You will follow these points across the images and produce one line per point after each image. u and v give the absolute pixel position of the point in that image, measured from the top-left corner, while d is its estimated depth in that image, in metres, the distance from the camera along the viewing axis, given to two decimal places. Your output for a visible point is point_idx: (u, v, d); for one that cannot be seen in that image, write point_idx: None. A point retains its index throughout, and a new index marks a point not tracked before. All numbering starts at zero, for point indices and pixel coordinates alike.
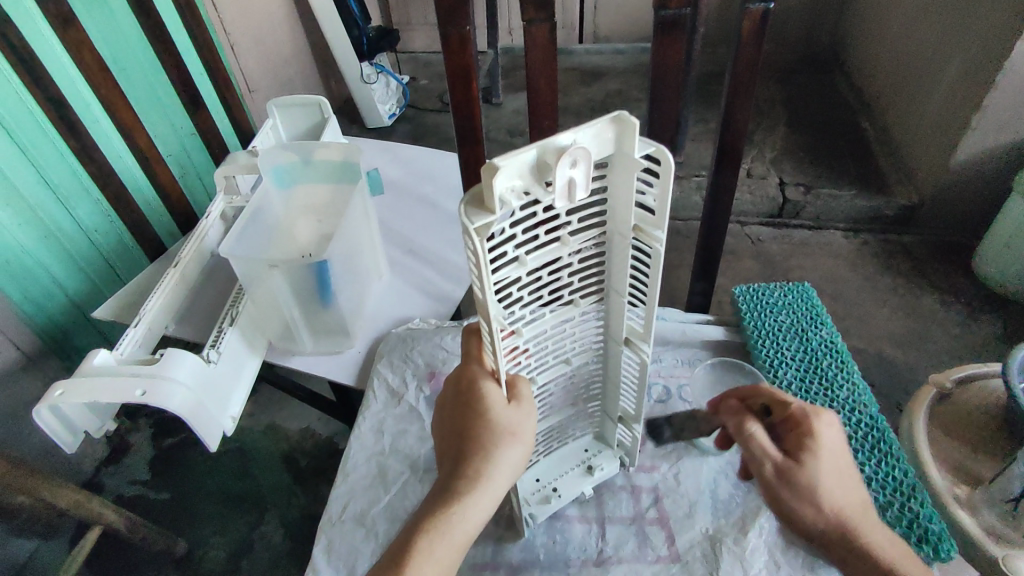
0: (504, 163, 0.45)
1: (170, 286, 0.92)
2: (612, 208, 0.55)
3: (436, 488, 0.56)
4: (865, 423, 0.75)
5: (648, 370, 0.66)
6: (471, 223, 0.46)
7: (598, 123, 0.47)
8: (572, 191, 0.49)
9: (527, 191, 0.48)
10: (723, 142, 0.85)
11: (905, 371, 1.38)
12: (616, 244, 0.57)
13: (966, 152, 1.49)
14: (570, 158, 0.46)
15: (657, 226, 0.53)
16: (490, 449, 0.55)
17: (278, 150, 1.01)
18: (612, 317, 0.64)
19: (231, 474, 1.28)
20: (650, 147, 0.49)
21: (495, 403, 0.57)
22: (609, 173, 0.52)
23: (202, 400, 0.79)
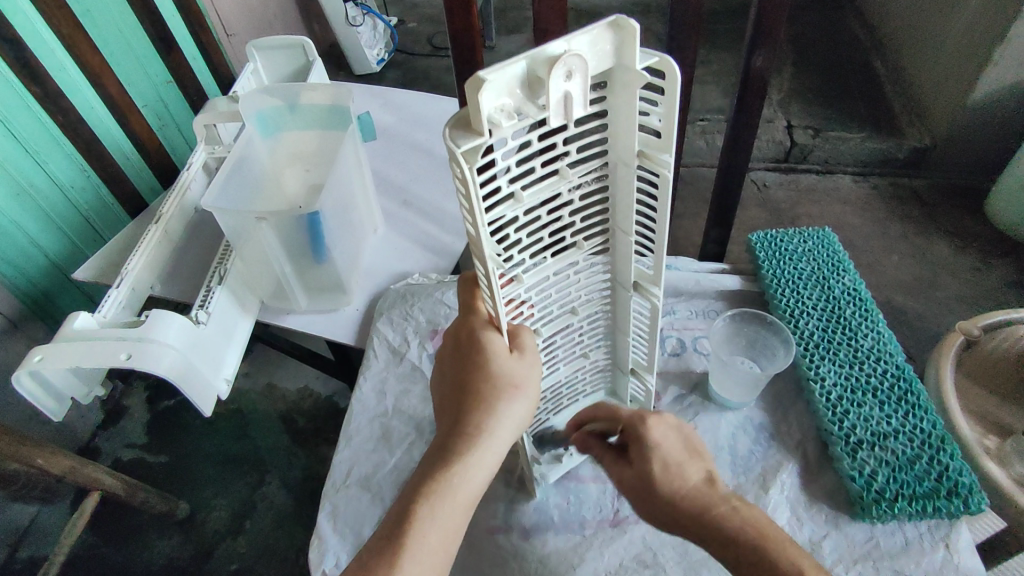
0: (489, 76, 0.39)
1: (153, 243, 0.86)
2: (614, 135, 0.49)
3: (435, 448, 0.52)
4: (892, 374, 0.72)
5: (660, 318, 0.61)
6: (457, 146, 0.41)
7: (594, 29, 0.40)
8: (568, 110, 0.43)
9: (518, 111, 0.42)
10: (745, 77, 0.77)
11: (914, 320, 1.35)
12: (621, 176, 0.51)
13: (985, 89, 1.43)
14: (564, 69, 0.40)
15: (664, 150, 0.47)
16: (491, 404, 0.51)
17: (261, 94, 0.93)
18: (620, 262, 0.59)
19: (229, 436, 1.25)
20: (652, 58, 0.43)
21: (497, 354, 0.52)
22: (609, 92, 0.46)
23: (193, 363, 0.75)
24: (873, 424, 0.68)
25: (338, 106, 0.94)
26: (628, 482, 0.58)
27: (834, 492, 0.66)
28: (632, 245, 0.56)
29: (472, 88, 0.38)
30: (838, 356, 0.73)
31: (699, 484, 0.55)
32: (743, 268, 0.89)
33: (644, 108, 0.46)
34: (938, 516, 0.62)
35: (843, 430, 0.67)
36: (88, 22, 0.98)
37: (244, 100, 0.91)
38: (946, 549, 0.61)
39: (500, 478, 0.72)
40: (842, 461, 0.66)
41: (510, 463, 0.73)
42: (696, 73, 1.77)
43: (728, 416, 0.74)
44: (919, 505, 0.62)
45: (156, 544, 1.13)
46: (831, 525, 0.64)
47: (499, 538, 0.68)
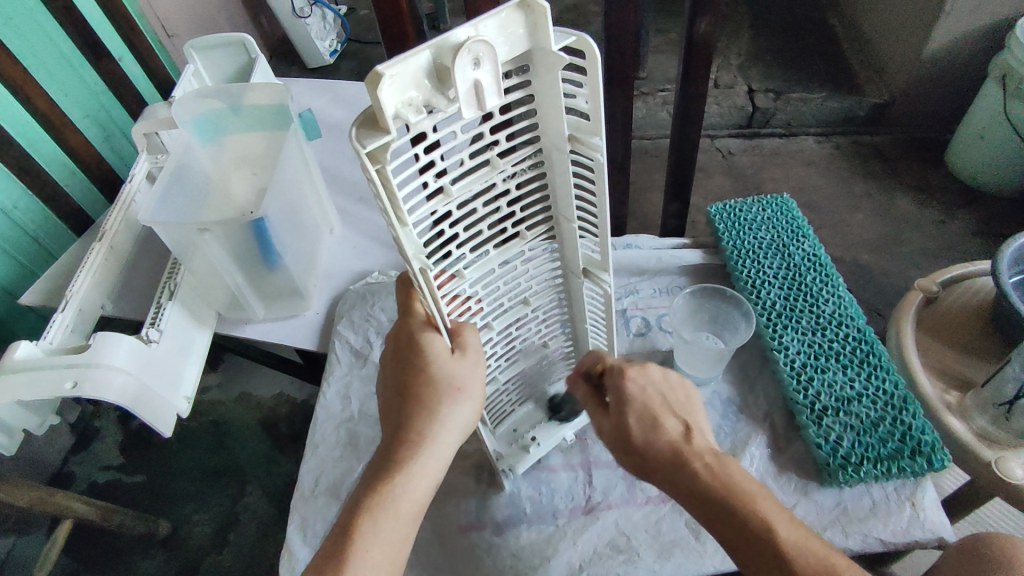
0: (389, 71, 0.37)
1: (98, 263, 0.82)
2: (543, 119, 0.47)
3: (379, 456, 0.51)
4: (853, 338, 0.72)
5: (613, 302, 0.60)
6: (364, 146, 0.39)
7: (500, 12, 0.39)
8: (482, 98, 0.41)
9: (427, 103, 0.40)
10: (690, 44, 0.75)
11: (880, 277, 1.36)
12: (556, 162, 0.50)
13: (939, 39, 1.42)
14: (470, 56, 0.38)
15: (594, 133, 0.46)
16: (433, 409, 0.51)
17: (199, 98, 0.89)
18: (568, 249, 0.57)
19: (205, 449, 1.22)
20: (570, 37, 0.42)
21: (435, 356, 0.51)
22: (532, 76, 0.44)
23: (147, 383, 0.72)
24: (837, 389, 0.68)
25: (280, 106, 0.90)
26: (607, 432, 0.59)
27: (802, 461, 0.67)
28: (576, 232, 0.55)
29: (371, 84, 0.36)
30: (801, 324, 0.73)
31: (676, 437, 0.55)
32: (704, 242, 0.88)
33: (569, 91, 0.45)
34: (903, 476, 0.63)
35: (808, 398, 0.67)
36: (12, 35, 0.91)
37: (176, 106, 0.87)
38: (912, 508, 0.62)
39: (471, 474, 0.71)
40: (808, 429, 0.66)
41: (479, 459, 0.72)
42: (653, 42, 1.74)
43: (695, 393, 0.73)
44: (883, 467, 0.62)
45: (138, 565, 1.11)
46: (799, 495, 0.65)
47: (472, 536, 0.67)
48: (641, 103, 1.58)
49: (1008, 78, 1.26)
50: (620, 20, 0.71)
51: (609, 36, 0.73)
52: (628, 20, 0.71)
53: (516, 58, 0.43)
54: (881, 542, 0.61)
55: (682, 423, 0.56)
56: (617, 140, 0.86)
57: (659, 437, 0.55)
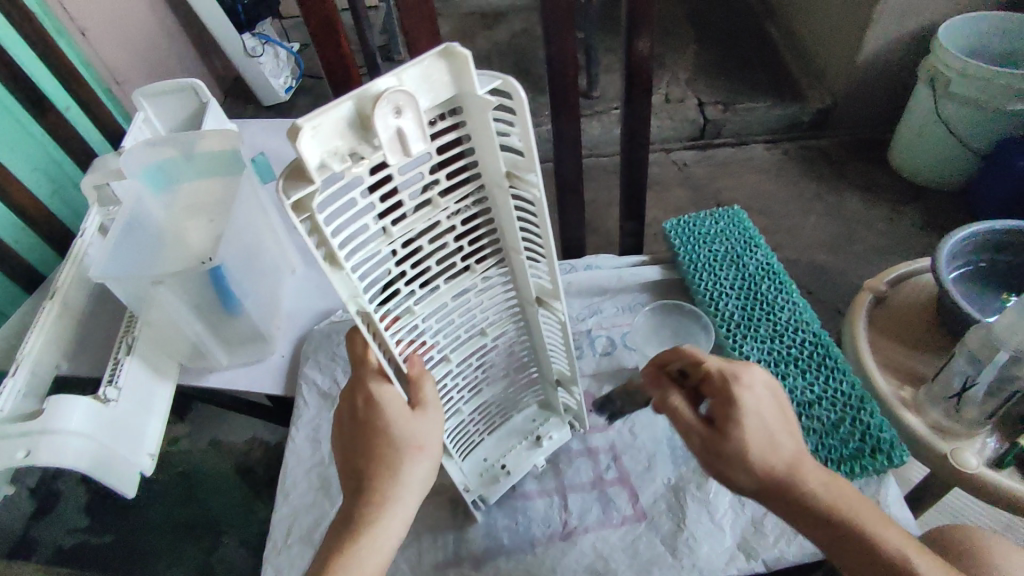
0: (309, 123, 0.38)
1: (50, 321, 0.80)
2: (481, 158, 0.49)
3: (341, 515, 0.51)
4: (810, 342, 0.74)
5: (569, 328, 0.62)
6: (289, 197, 0.39)
7: (423, 62, 0.41)
8: (406, 145, 0.42)
9: (353, 152, 0.41)
10: (630, 69, 0.78)
11: (837, 276, 1.40)
12: (497, 197, 0.51)
13: (871, 46, 1.49)
14: (391, 105, 0.40)
15: (531, 170, 0.47)
16: (393, 467, 0.51)
17: (149, 147, 0.88)
18: (518, 278, 0.59)
19: (175, 501, 1.12)
20: (496, 81, 0.44)
21: (394, 414, 0.52)
22: (465, 118, 0.46)
23: (107, 444, 0.70)
24: (798, 394, 0.69)
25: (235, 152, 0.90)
26: (700, 442, 0.54)
27: None
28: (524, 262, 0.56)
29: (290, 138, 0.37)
30: (759, 333, 0.75)
31: (791, 452, 0.52)
32: (661, 257, 0.91)
33: (502, 129, 0.47)
34: (866, 474, 0.65)
35: None
36: None
37: (126, 155, 0.85)
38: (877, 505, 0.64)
39: (446, 509, 0.71)
40: None
41: (453, 493, 0.72)
42: (603, 62, 1.78)
43: None
44: (846, 468, 0.65)
45: None
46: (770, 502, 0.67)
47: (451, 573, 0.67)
48: (596, 122, 1.61)
49: (936, 79, 1.34)
50: (561, 50, 0.73)
51: (551, 66, 0.75)
52: (568, 50, 0.73)
53: (445, 102, 0.45)
54: None
55: (793, 436, 0.53)
56: (569, 164, 0.87)
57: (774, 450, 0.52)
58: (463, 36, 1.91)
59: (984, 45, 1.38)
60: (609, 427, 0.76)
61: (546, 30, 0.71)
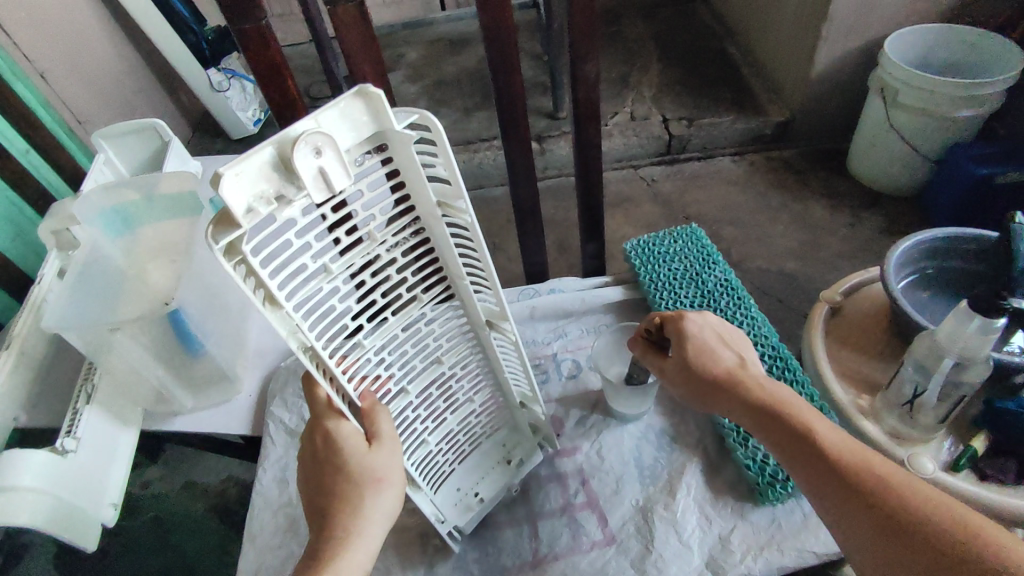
0: (231, 169, 0.38)
1: (5, 373, 0.78)
2: (413, 190, 0.50)
3: (305, 557, 0.50)
4: (769, 355, 0.77)
5: (522, 348, 0.63)
6: (217, 242, 0.39)
7: (338, 103, 0.42)
8: (330, 181, 0.43)
9: (279, 193, 0.42)
10: (579, 97, 0.80)
11: (804, 282, 1.42)
12: (434, 226, 0.52)
13: (822, 60, 1.54)
14: (310, 146, 0.41)
15: (460, 197, 0.49)
16: (356, 503, 0.52)
17: (104, 191, 0.88)
18: (466, 304, 0.60)
19: (147, 550, 1.07)
20: (413, 115, 0.45)
21: (350, 447, 0.52)
22: (391, 152, 0.47)
23: (66, 499, 0.69)
24: None
25: (194, 194, 0.91)
26: (673, 372, 0.63)
27: (735, 483, 0.70)
28: (467, 288, 0.57)
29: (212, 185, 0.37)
30: None
31: (730, 365, 0.60)
32: (623, 277, 0.92)
33: (428, 161, 0.48)
34: None
35: (732, 421, 0.72)
36: None
37: (81, 200, 0.85)
38: None
39: (416, 543, 0.70)
40: (737, 451, 0.70)
41: (422, 527, 0.71)
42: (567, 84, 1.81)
43: (629, 429, 0.77)
44: None
45: None
46: (736, 518, 0.68)
47: None
48: (562, 142, 1.63)
49: (885, 90, 1.39)
50: (510, 82, 0.75)
51: (500, 98, 0.76)
52: (515, 84, 0.75)
53: (369, 139, 0.46)
54: (815, 554, 0.64)
55: (736, 356, 0.62)
56: (526, 191, 0.89)
57: (718, 364, 0.61)
58: (430, 62, 1.94)
59: (925, 57, 1.44)
60: (577, 451, 0.76)
61: (492, 66, 0.73)
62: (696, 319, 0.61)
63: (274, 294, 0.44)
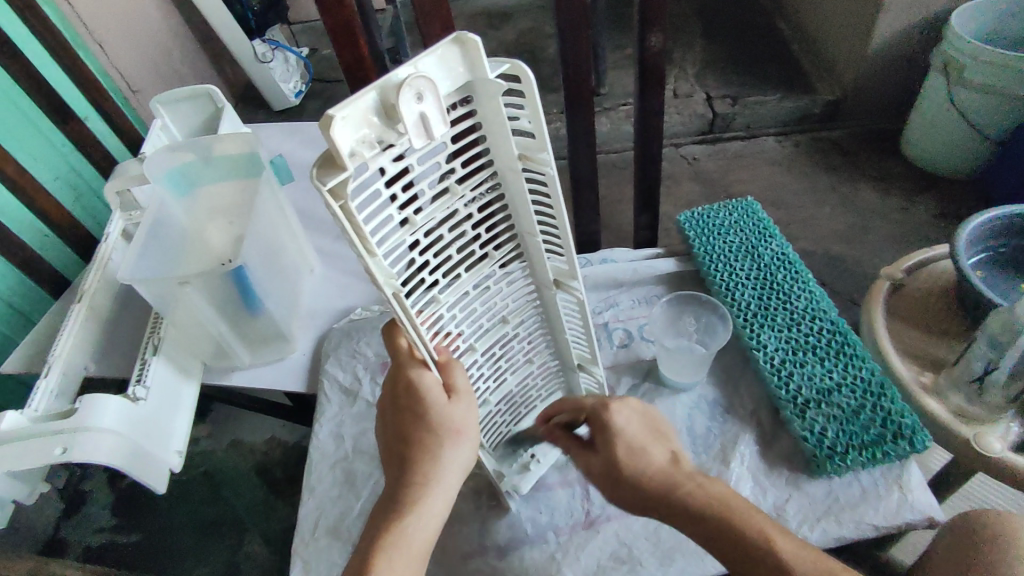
0: (340, 111, 0.39)
1: (78, 323, 0.81)
2: (494, 144, 0.51)
3: (386, 504, 0.52)
4: (828, 330, 0.76)
5: (587, 306, 0.63)
6: (324, 183, 0.40)
7: (438, 50, 0.42)
8: (428, 128, 0.44)
9: (380, 139, 0.42)
10: (642, 63, 0.78)
11: (851, 265, 1.38)
12: (512, 181, 0.53)
13: (881, 36, 1.49)
14: (413, 91, 0.41)
15: (542, 150, 0.49)
16: (435, 450, 0.53)
17: (168, 153, 0.89)
18: (536, 263, 0.61)
19: (198, 501, 1.11)
20: (503, 65, 0.45)
21: (431, 397, 0.53)
22: (477, 103, 0.48)
23: (137, 443, 0.71)
24: (818, 381, 0.71)
25: (254, 155, 0.91)
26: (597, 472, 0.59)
27: (791, 455, 0.70)
28: (540, 245, 0.58)
29: (323, 125, 0.38)
30: (777, 322, 0.77)
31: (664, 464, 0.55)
32: (676, 249, 0.92)
33: (512, 112, 0.48)
34: (890, 460, 0.66)
35: (790, 393, 0.71)
36: None
37: (150, 161, 0.87)
38: (901, 490, 0.65)
39: (470, 500, 0.72)
40: (793, 424, 0.69)
41: (477, 484, 0.73)
42: (610, 59, 1.78)
43: (682, 398, 0.77)
44: (869, 453, 0.65)
45: None
46: (792, 489, 0.68)
47: (476, 562, 0.68)
48: (605, 118, 1.61)
49: (950, 67, 1.32)
50: (573, 48, 0.74)
51: (565, 62, 0.75)
52: (580, 49, 0.74)
53: (459, 89, 0.46)
54: (874, 527, 0.64)
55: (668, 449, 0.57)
56: (583, 161, 0.88)
57: (647, 465, 0.56)
58: (471, 36, 1.92)
59: (993, 31, 1.37)
60: None
61: (558, 29, 0.72)
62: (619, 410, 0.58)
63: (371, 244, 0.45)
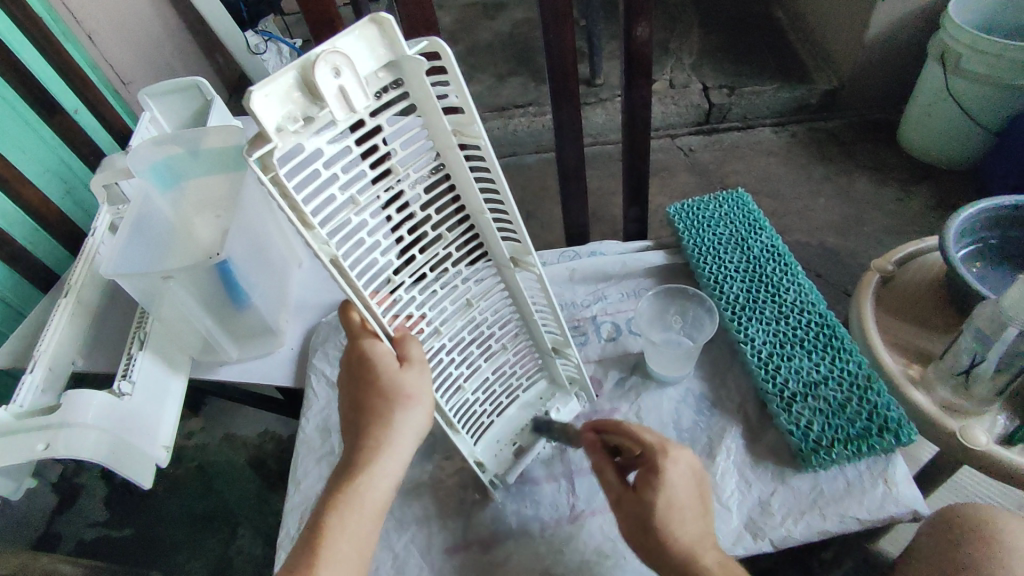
0: (259, 88, 0.39)
1: (65, 319, 0.80)
2: (430, 125, 0.51)
3: (341, 466, 0.54)
4: (816, 323, 0.75)
5: (547, 282, 0.63)
6: (251, 154, 0.41)
7: (355, 28, 0.42)
8: (353, 103, 0.44)
9: (306, 115, 0.43)
10: (629, 53, 0.77)
11: (846, 257, 1.38)
12: (454, 161, 0.53)
13: (877, 24, 1.47)
14: (329, 67, 0.42)
15: (472, 122, 0.50)
16: (387, 417, 0.54)
17: (155, 146, 0.89)
18: (491, 243, 0.61)
19: (191, 494, 1.11)
20: (422, 43, 0.46)
21: (381, 367, 0.54)
22: (406, 83, 0.48)
23: (123, 438, 0.71)
24: (805, 374, 0.71)
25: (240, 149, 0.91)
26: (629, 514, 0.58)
27: (777, 449, 0.70)
28: (490, 223, 0.58)
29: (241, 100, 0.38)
30: (765, 315, 0.77)
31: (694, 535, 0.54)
32: (666, 242, 0.92)
33: (441, 91, 0.49)
34: (875, 454, 0.66)
35: (777, 386, 0.71)
36: None
37: (135, 153, 0.86)
38: (886, 484, 0.65)
39: (456, 494, 0.73)
40: (780, 417, 0.69)
41: (463, 479, 0.73)
42: (605, 49, 1.76)
43: (669, 392, 0.77)
44: (854, 447, 0.65)
45: None
46: (777, 482, 0.68)
47: (461, 557, 0.68)
48: (600, 109, 1.60)
49: (947, 56, 1.31)
50: (558, 37, 0.73)
51: (549, 53, 0.74)
52: (565, 40, 0.73)
53: (387, 69, 0.46)
54: (858, 521, 0.64)
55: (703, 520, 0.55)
56: (571, 154, 0.87)
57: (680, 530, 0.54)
58: (465, 26, 1.91)
59: (990, 19, 1.35)
60: (616, 412, 0.76)
61: (542, 17, 0.71)
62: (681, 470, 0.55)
63: (308, 217, 0.45)
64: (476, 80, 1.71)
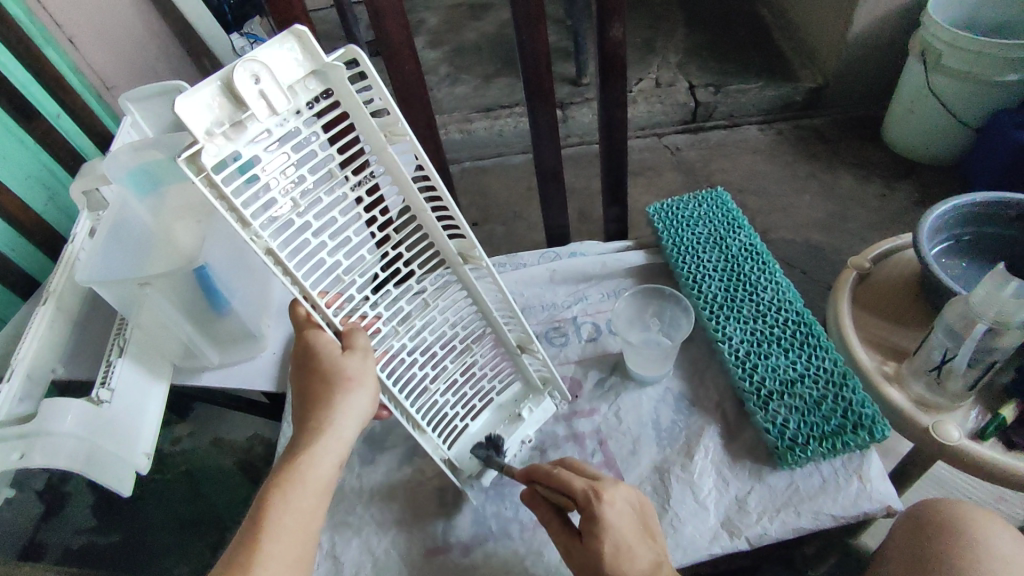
0: (184, 94, 0.42)
1: (43, 327, 0.79)
2: (364, 131, 0.54)
3: (288, 448, 0.56)
4: (792, 321, 0.76)
5: (499, 278, 0.65)
6: (181, 157, 0.43)
7: (272, 41, 0.45)
8: (278, 109, 0.47)
9: (234, 121, 0.45)
10: (604, 55, 0.77)
11: (831, 254, 1.38)
12: (392, 162, 0.55)
13: (860, 22, 1.48)
14: (249, 74, 0.45)
15: (400, 122, 0.52)
16: (329, 400, 0.56)
17: (134, 152, 0.87)
18: (440, 243, 0.63)
19: (177, 500, 1.10)
20: (341, 50, 0.48)
21: (324, 353, 0.57)
22: (335, 91, 0.51)
23: (101, 447, 0.71)
24: (781, 372, 0.71)
25: None
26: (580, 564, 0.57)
27: (754, 447, 0.71)
28: (433, 220, 0.60)
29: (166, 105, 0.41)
30: (742, 314, 0.77)
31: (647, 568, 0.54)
32: (646, 242, 0.92)
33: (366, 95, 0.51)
34: (850, 450, 0.66)
35: (754, 385, 0.71)
36: None
37: (113, 159, 0.84)
38: (860, 480, 0.66)
39: (436, 497, 0.73)
40: (756, 415, 0.69)
41: (443, 481, 0.74)
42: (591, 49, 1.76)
43: (648, 391, 0.77)
44: (828, 444, 0.66)
45: None
46: (754, 480, 0.68)
47: (440, 559, 0.68)
48: (585, 109, 1.60)
49: (928, 53, 1.32)
50: (533, 40, 0.73)
51: (524, 55, 0.74)
52: (540, 42, 0.73)
53: (313, 79, 0.49)
54: (833, 517, 0.64)
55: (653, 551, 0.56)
56: (549, 155, 0.88)
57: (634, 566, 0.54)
58: (452, 27, 1.90)
59: (970, 18, 1.36)
60: (596, 412, 0.77)
61: (516, 20, 0.71)
62: (616, 506, 0.55)
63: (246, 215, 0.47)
64: (462, 81, 1.71)
